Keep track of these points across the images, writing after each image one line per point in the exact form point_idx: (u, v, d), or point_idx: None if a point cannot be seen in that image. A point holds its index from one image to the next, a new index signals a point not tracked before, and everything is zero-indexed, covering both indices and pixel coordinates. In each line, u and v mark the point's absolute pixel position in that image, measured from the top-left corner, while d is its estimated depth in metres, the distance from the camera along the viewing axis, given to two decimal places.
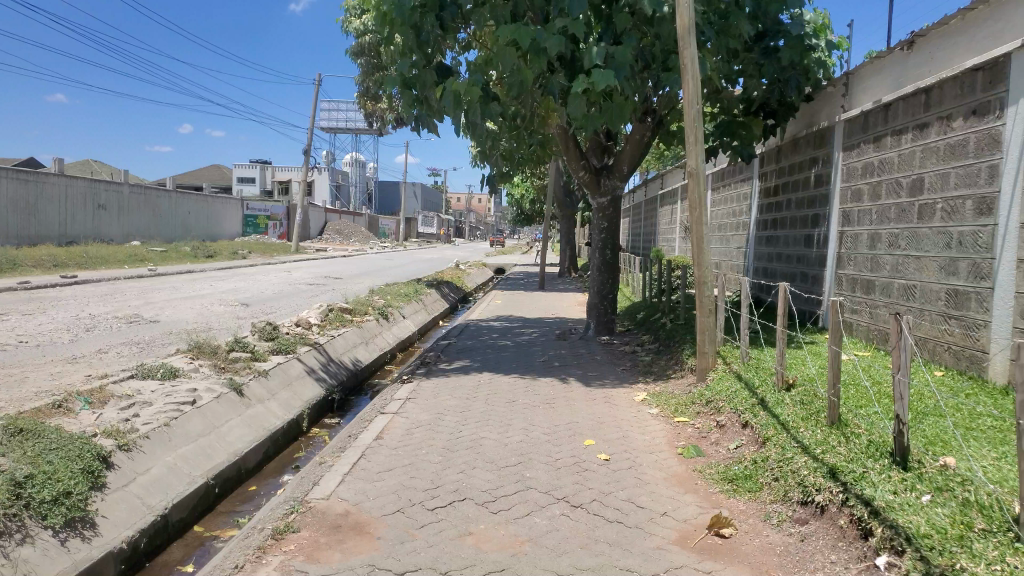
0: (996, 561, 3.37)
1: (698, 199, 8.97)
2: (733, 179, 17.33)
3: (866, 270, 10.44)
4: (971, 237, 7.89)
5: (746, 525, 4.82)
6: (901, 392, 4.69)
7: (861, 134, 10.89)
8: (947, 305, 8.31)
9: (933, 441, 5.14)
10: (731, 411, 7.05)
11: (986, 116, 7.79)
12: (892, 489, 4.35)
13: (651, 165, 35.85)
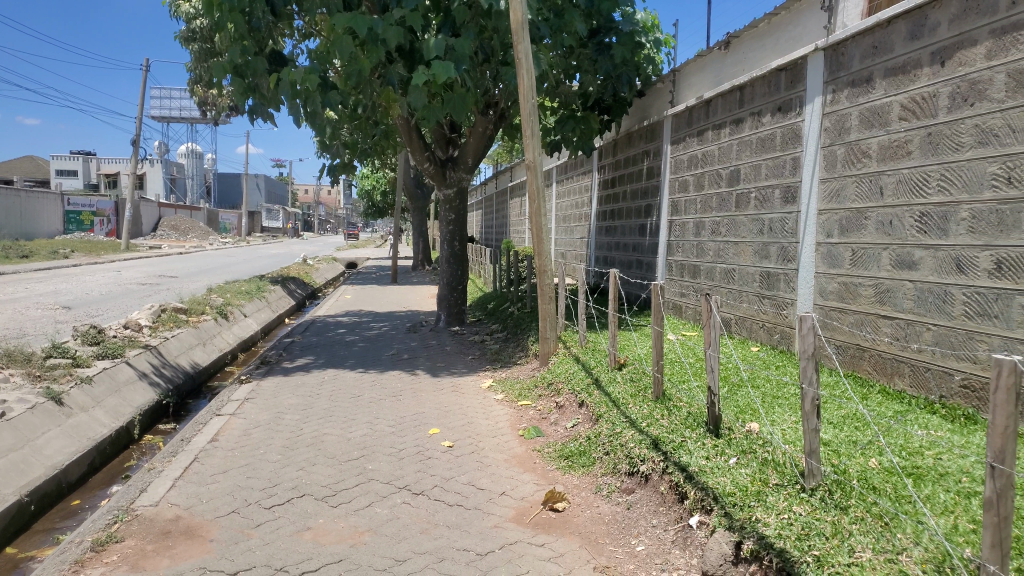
0: (784, 510, 3.79)
1: (537, 190, 9.27)
2: (576, 172, 17.96)
3: (692, 256, 11.20)
4: (779, 224, 8.68)
5: (580, 499, 5.10)
6: (713, 365, 5.13)
7: (686, 129, 11.62)
8: (761, 286, 9.09)
9: (744, 409, 5.65)
10: (569, 392, 7.39)
11: (789, 113, 8.58)
12: (704, 455, 4.76)
13: (500, 157, 36.38)
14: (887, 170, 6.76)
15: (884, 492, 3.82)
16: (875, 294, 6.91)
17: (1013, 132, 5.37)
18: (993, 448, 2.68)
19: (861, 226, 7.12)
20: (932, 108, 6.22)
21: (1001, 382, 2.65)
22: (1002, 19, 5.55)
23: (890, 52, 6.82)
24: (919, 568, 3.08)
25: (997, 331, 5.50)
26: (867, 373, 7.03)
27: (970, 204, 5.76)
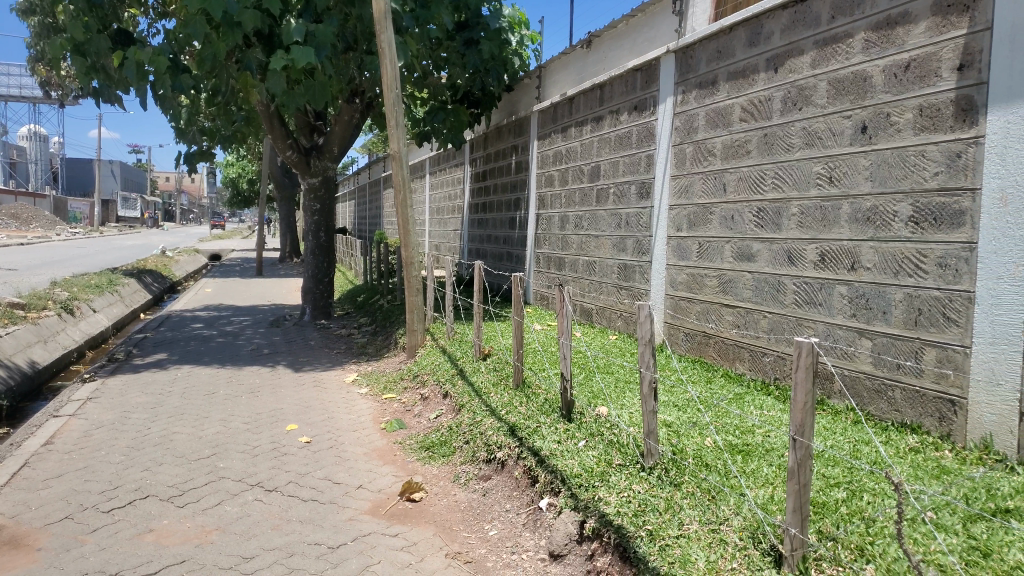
0: (624, 488, 4.02)
1: (401, 181, 9.21)
2: (448, 164, 17.99)
3: (557, 248, 11.50)
4: (635, 218, 9.07)
5: (437, 488, 5.15)
6: (565, 353, 5.33)
7: (551, 125, 11.89)
8: (619, 278, 9.47)
9: (596, 396, 5.89)
10: (433, 384, 7.42)
11: (644, 112, 8.96)
12: (556, 439, 4.94)
13: (372, 147, 35.85)
14: (729, 168, 7.20)
15: (714, 467, 4.12)
16: (718, 285, 7.37)
17: (835, 135, 5.87)
18: (795, 422, 2.99)
19: (707, 220, 7.55)
20: (766, 111, 6.70)
21: (802, 362, 2.95)
22: (825, 30, 6.03)
23: (732, 57, 7.27)
24: (737, 535, 3.36)
25: (821, 318, 6.01)
26: (712, 359, 7.49)
27: (799, 201, 6.24)
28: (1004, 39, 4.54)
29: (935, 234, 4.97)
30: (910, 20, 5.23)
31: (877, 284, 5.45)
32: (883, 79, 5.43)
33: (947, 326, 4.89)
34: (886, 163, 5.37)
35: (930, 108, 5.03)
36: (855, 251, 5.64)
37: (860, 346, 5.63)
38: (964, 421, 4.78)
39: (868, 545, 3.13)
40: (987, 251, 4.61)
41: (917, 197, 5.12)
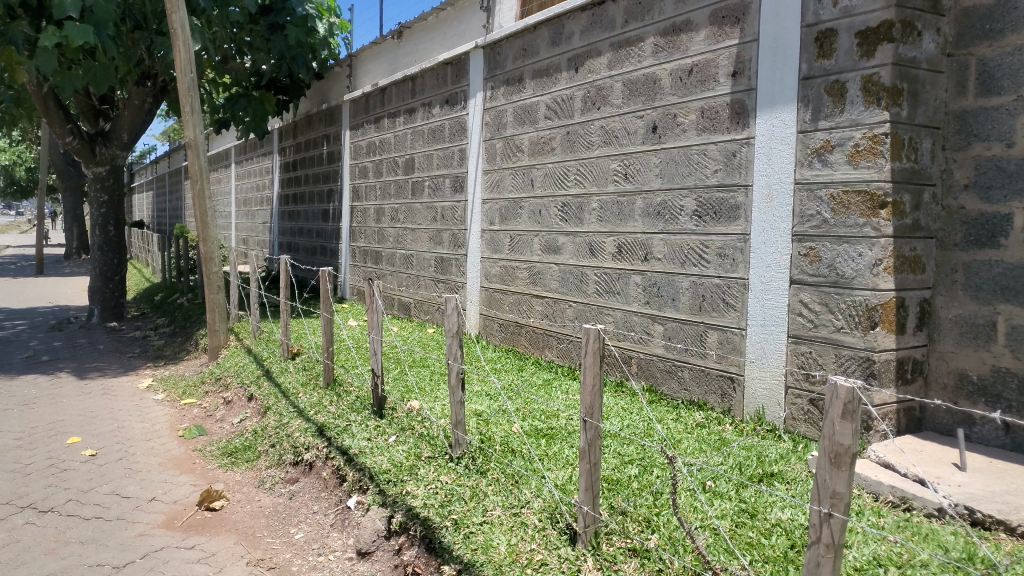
0: (432, 481, 4.06)
1: (199, 172, 8.63)
2: (255, 154, 17.15)
3: (373, 242, 11.32)
4: (450, 212, 9.13)
5: (240, 494, 4.90)
6: (375, 349, 5.27)
7: (363, 116, 11.67)
8: (436, 271, 9.50)
9: (409, 389, 5.86)
10: (238, 386, 7.05)
11: (455, 106, 9.03)
12: (366, 436, 4.87)
13: (172, 134, 33.41)
14: (536, 163, 7.43)
15: (520, 453, 4.24)
16: (529, 277, 7.59)
17: (629, 133, 6.24)
18: (586, 405, 3.17)
19: (517, 214, 7.77)
20: (569, 109, 6.98)
21: (591, 348, 3.14)
22: (620, 33, 6.37)
23: (536, 56, 7.50)
24: (537, 517, 3.51)
25: (620, 306, 6.37)
26: (524, 348, 7.71)
27: (599, 196, 6.57)
28: (769, 49, 5.03)
29: (716, 227, 5.42)
30: (692, 27, 5.66)
31: (667, 273, 5.86)
32: (670, 82, 5.84)
33: (726, 311, 5.36)
34: (674, 160, 5.78)
35: (710, 111, 5.47)
36: (648, 242, 6.03)
37: (653, 331, 6.02)
38: (741, 396, 5.27)
39: (653, 516, 3.37)
40: (757, 242, 5.10)
41: (700, 192, 5.56)
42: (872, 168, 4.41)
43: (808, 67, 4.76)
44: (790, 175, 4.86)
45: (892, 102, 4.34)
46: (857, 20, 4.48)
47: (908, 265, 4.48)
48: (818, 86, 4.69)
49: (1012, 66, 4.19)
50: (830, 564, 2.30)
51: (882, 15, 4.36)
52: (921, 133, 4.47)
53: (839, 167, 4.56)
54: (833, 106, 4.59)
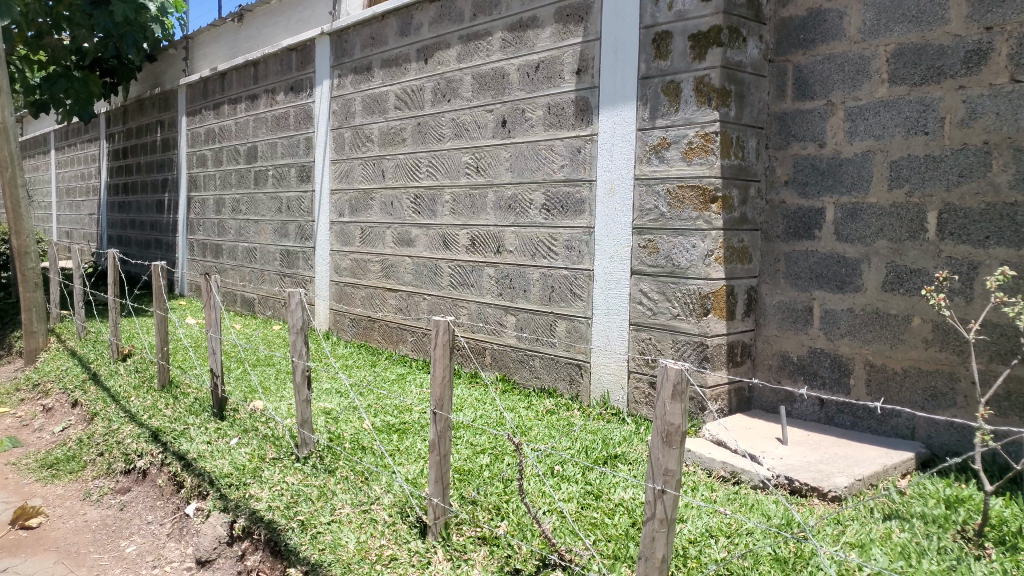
0: (277, 482, 3.92)
1: (8, 158, 7.80)
2: (79, 140, 15.77)
3: (213, 235, 10.73)
4: (296, 203, 8.82)
5: (61, 509, 4.49)
6: (215, 347, 5.02)
7: (200, 101, 11.02)
8: (282, 265, 9.15)
9: (252, 388, 5.61)
10: (59, 393, 6.46)
11: (300, 93, 8.71)
12: (206, 440, 4.62)
13: None
14: (386, 154, 7.33)
15: (370, 449, 4.18)
16: (381, 270, 7.47)
17: (479, 127, 6.28)
18: (435, 397, 3.18)
19: (368, 206, 7.62)
20: (418, 100, 6.92)
21: (440, 339, 3.15)
22: (467, 26, 6.39)
23: (384, 45, 7.37)
24: (387, 512, 3.48)
25: (473, 298, 6.41)
26: (376, 342, 7.58)
27: (451, 188, 6.57)
28: (609, 49, 5.23)
29: (563, 220, 5.58)
30: (538, 24, 5.76)
31: (518, 265, 5.96)
32: (518, 78, 5.93)
33: (574, 301, 5.53)
34: (522, 155, 5.88)
35: (556, 107, 5.61)
36: (499, 235, 6.11)
37: (506, 323, 6.11)
38: (588, 382, 5.46)
39: (503, 504, 3.42)
40: (601, 235, 5.30)
41: (548, 186, 5.69)
42: (704, 165, 4.68)
43: (646, 67, 4.99)
44: (631, 171, 5.08)
45: (721, 103, 4.62)
46: (689, 24, 4.74)
47: (736, 255, 4.79)
48: (655, 86, 4.94)
49: (823, 73, 4.57)
50: (664, 538, 2.42)
51: (711, 20, 4.63)
52: (747, 133, 4.79)
53: (675, 163, 4.82)
54: (669, 105, 4.85)
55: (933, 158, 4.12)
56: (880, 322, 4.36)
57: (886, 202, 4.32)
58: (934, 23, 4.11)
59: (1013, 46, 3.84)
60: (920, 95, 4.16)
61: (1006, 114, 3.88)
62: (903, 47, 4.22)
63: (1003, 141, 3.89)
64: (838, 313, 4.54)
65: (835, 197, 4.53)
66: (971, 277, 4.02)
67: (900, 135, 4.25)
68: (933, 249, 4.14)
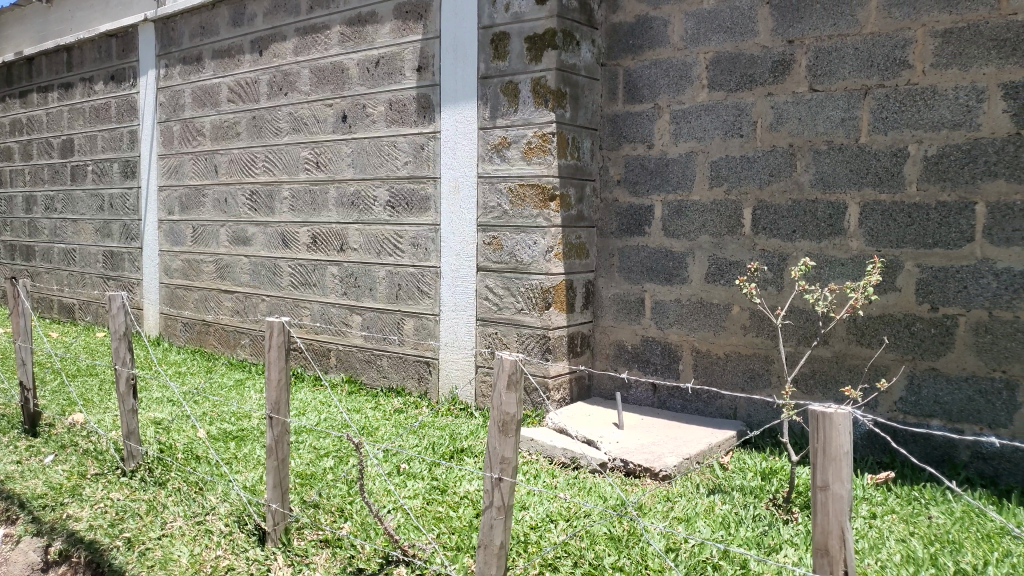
0: (100, 499, 3.66)
1: None
2: None
3: (23, 235, 9.77)
4: (120, 200, 8.21)
5: None
6: (24, 358, 4.60)
7: (4, 88, 9.99)
8: (105, 267, 8.49)
9: (71, 400, 5.18)
10: None
11: (121, 83, 8.11)
12: (15, 459, 4.21)
13: None
14: (220, 149, 6.99)
15: (205, 458, 3.99)
16: (216, 271, 7.12)
17: (318, 122, 6.14)
18: (271, 400, 3.09)
19: (200, 203, 7.24)
20: (254, 93, 6.64)
21: (276, 341, 3.07)
22: (304, 19, 6.21)
23: (215, 35, 7.01)
24: (223, 522, 3.35)
25: (316, 298, 6.24)
26: (212, 347, 7.21)
27: (290, 184, 6.37)
28: (449, 47, 5.27)
29: (407, 217, 5.57)
30: (377, 20, 5.71)
31: (362, 263, 5.88)
32: (358, 73, 5.84)
33: (420, 298, 5.53)
34: (364, 150, 5.81)
35: (397, 103, 5.58)
36: (342, 232, 6.00)
37: (351, 322, 6.00)
38: (436, 379, 5.49)
39: (346, 505, 3.39)
40: (446, 233, 5.34)
41: (391, 183, 5.65)
42: (542, 164, 4.83)
43: (485, 67, 5.08)
44: (473, 169, 5.15)
45: (557, 104, 4.78)
46: (525, 26, 4.88)
47: (574, 251, 4.98)
48: (494, 86, 5.04)
49: (650, 77, 4.84)
50: (502, 525, 2.50)
51: (546, 23, 4.78)
52: (582, 134, 4.98)
53: (515, 162, 4.95)
54: (508, 105, 4.97)
55: (747, 158, 4.48)
56: (704, 311, 4.69)
57: (708, 200, 4.64)
58: (746, 35, 4.47)
59: (811, 58, 4.25)
60: (735, 100, 4.51)
61: (806, 120, 4.28)
62: (719, 55, 4.56)
63: (805, 144, 4.29)
64: (668, 304, 4.83)
65: (663, 195, 4.82)
66: (780, 268, 4.41)
67: (719, 138, 4.58)
68: (748, 242, 4.51)
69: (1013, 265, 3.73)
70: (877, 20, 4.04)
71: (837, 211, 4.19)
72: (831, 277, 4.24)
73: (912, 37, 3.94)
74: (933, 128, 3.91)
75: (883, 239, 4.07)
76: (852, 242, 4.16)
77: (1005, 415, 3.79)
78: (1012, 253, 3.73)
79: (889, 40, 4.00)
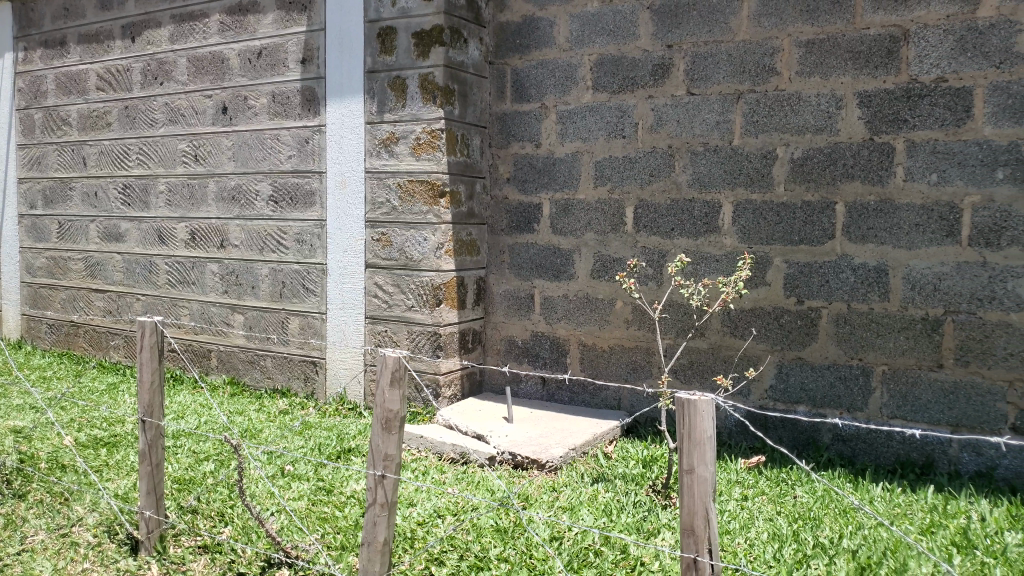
0: None
1: None
2: None
3: None
4: None
5: None
6: None
7: None
8: None
9: None
10: None
11: None
12: None
13: None
14: (88, 140, 6.58)
15: (71, 467, 3.76)
16: (85, 269, 6.71)
17: (196, 113, 5.89)
18: (143, 403, 2.96)
19: (66, 197, 6.80)
20: (125, 82, 6.29)
21: (148, 342, 2.95)
22: (180, 5, 5.93)
23: (81, 18, 6.58)
24: (91, 533, 3.19)
25: (195, 297, 5.99)
26: (82, 349, 6.79)
27: (166, 178, 6.09)
28: (335, 41, 5.18)
29: (292, 212, 5.43)
30: (258, 9, 5.53)
31: (244, 260, 5.69)
32: (239, 63, 5.64)
33: (306, 297, 5.41)
34: (246, 144, 5.62)
35: (280, 96, 5.43)
36: (223, 228, 5.78)
37: (233, 322, 5.80)
38: (323, 378, 5.39)
39: (227, 509, 3.28)
40: (333, 229, 5.25)
41: (275, 177, 5.50)
42: (431, 160, 4.83)
43: (372, 61, 5.02)
44: (361, 164, 5.09)
45: (445, 101, 4.80)
46: (413, 22, 4.86)
47: (465, 248, 5.01)
48: (381, 81, 4.99)
49: (537, 77, 4.92)
50: (385, 521, 2.49)
51: (433, 20, 4.79)
52: (471, 131, 5.01)
53: (404, 158, 4.92)
54: (396, 100, 4.93)
55: (629, 158, 4.64)
56: (590, 306, 4.82)
57: (593, 198, 4.77)
58: (627, 39, 4.62)
59: (689, 63, 4.44)
60: (618, 102, 4.66)
61: (684, 122, 4.47)
62: (602, 57, 4.70)
63: (683, 145, 4.48)
64: (555, 300, 4.94)
65: (550, 193, 4.91)
66: (660, 265, 4.58)
67: (603, 138, 4.72)
68: (631, 239, 4.66)
69: (868, 261, 4.03)
70: (747, 29, 4.27)
71: (712, 210, 4.41)
72: (707, 273, 4.44)
73: (778, 46, 4.19)
74: (798, 132, 4.17)
75: (753, 237, 4.30)
76: (726, 239, 4.38)
77: (862, 400, 4.09)
78: (867, 250, 4.03)
79: (759, 48, 4.24)
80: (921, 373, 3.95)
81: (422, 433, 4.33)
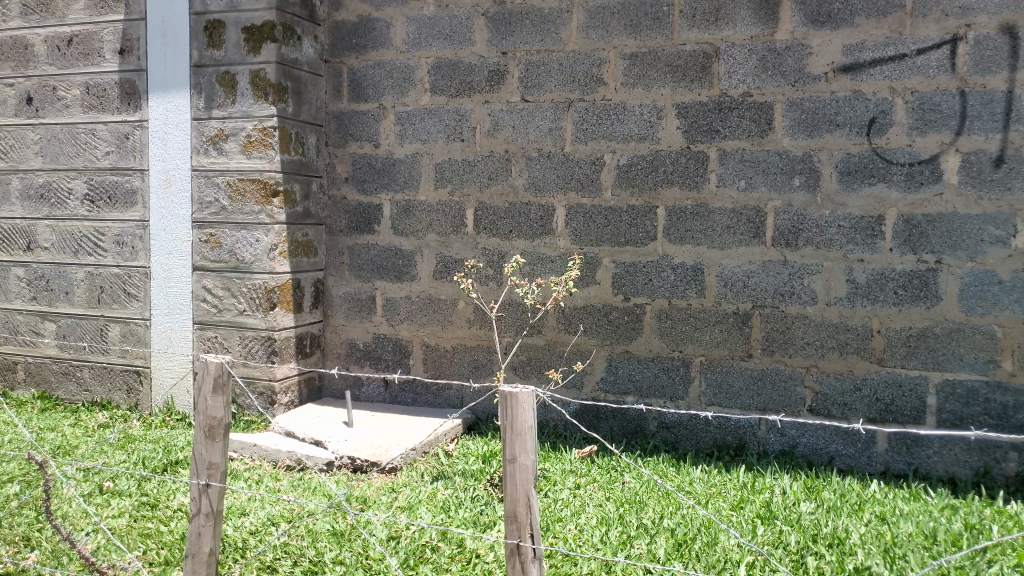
0: None
1: None
2: None
3: None
4: None
5: None
6: None
7: None
8: None
9: None
10: None
11: None
12: None
13: None
14: None
15: None
16: None
17: None
18: None
19: None
20: None
21: None
22: None
23: None
24: None
25: None
26: None
27: None
28: (157, 32, 4.90)
29: (110, 212, 5.08)
30: None
31: (55, 264, 5.25)
32: (46, 51, 5.19)
33: (128, 302, 5.07)
34: (56, 138, 5.19)
35: (96, 88, 5.07)
36: (30, 229, 5.30)
37: (43, 331, 5.33)
38: (149, 388, 5.08)
39: (34, 533, 3.04)
40: (157, 230, 4.96)
41: (90, 174, 5.12)
42: (264, 159, 4.68)
43: (198, 55, 4.80)
44: (187, 162, 4.85)
45: (278, 98, 4.67)
46: (242, 16, 4.70)
47: (301, 249, 4.89)
48: (209, 75, 4.78)
49: (374, 78, 4.90)
50: (211, 532, 2.43)
51: (265, 15, 4.65)
52: (306, 129, 4.91)
53: (234, 155, 4.74)
54: (225, 96, 4.74)
55: (468, 161, 4.73)
56: (431, 307, 4.87)
57: (433, 200, 4.82)
58: (464, 44, 4.70)
59: (523, 70, 4.59)
60: (456, 105, 4.73)
61: (520, 127, 4.61)
62: (439, 61, 4.76)
63: (518, 150, 4.62)
64: (397, 300, 4.94)
65: (390, 194, 4.91)
66: (499, 265, 4.71)
67: (441, 140, 4.77)
68: (471, 240, 4.76)
69: (686, 260, 4.35)
70: (576, 40, 4.48)
71: (547, 212, 4.58)
72: (543, 272, 4.62)
73: (604, 57, 4.43)
74: (623, 140, 4.42)
75: (585, 238, 4.52)
76: (560, 240, 4.57)
77: (682, 388, 4.41)
78: (685, 250, 4.35)
79: (587, 58, 4.46)
80: (733, 362, 4.31)
81: (257, 441, 4.19)
